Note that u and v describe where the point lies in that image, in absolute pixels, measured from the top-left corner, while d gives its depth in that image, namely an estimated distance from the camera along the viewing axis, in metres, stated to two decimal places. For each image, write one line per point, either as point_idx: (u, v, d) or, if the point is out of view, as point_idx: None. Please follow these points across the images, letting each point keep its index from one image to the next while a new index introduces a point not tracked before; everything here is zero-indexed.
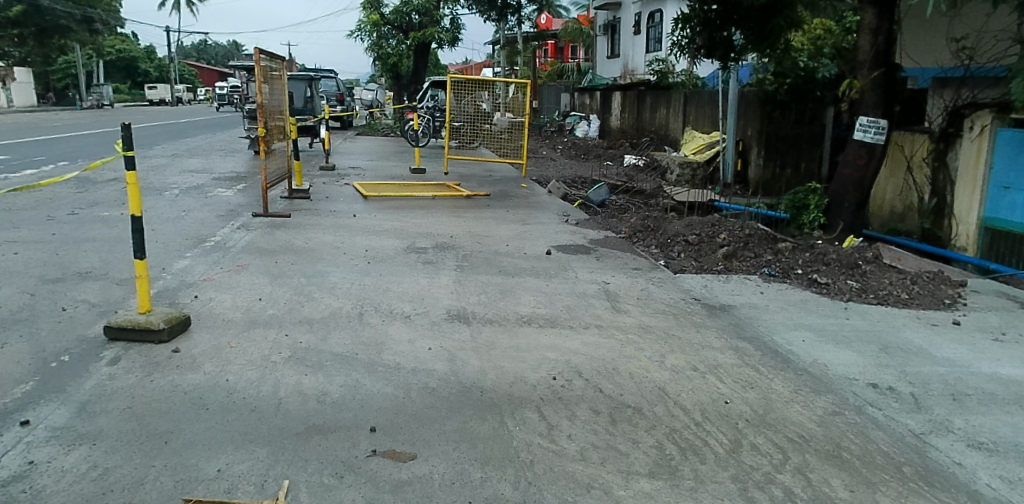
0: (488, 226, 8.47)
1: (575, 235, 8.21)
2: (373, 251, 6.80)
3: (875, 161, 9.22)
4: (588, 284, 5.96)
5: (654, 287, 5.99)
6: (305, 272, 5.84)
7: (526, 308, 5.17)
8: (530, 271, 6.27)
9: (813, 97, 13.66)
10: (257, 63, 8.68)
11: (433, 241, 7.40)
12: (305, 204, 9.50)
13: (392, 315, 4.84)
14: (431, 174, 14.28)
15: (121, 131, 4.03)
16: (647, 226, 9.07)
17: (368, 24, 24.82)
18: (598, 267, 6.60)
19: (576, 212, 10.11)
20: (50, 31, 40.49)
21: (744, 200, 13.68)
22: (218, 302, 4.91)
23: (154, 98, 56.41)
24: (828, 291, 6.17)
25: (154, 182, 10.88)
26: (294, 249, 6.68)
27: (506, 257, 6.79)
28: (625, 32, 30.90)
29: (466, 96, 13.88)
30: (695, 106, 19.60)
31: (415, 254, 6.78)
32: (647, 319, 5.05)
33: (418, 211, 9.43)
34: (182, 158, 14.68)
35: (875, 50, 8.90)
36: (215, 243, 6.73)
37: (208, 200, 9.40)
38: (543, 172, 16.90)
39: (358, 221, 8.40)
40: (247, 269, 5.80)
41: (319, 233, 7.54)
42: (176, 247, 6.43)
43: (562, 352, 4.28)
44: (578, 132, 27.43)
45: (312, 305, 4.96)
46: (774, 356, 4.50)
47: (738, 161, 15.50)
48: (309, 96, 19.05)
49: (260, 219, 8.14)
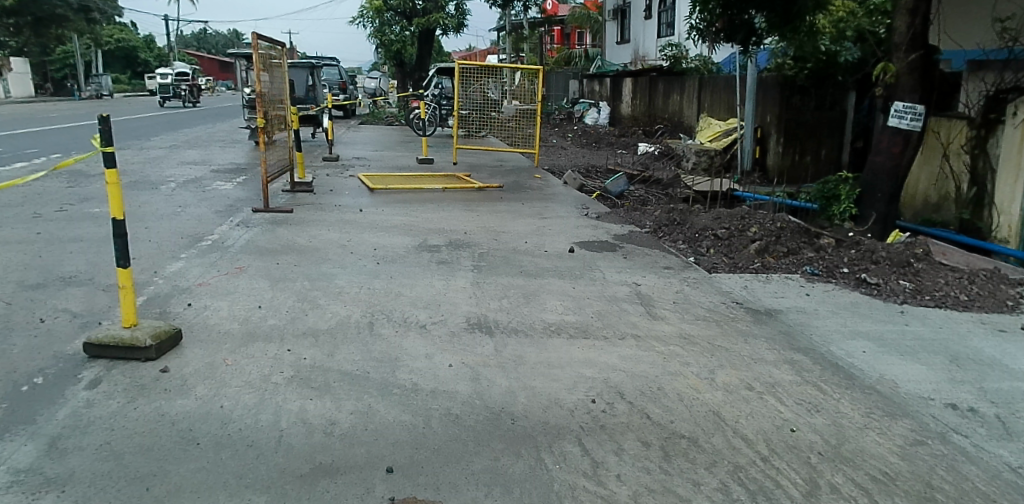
0: (504, 221, 7.99)
1: (597, 230, 7.73)
2: (382, 250, 6.33)
3: (912, 148, 8.60)
4: (617, 286, 5.47)
5: (690, 289, 5.51)
6: (309, 274, 5.39)
7: (553, 315, 4.70)
8: (552, 271, 5.79)
9: (833, 82, 13.58)
10: (254, 50, 8.12)
11: (447, 238, 6.93)
12: (308, 198, 9.05)
13: (406, 325, 4.37)
14: (440, 164, 13.81)
15: (100, 124, 3.60)
16: (672, 218, 8.60)
17: (371, 10, 24.38)
18: (626, 266, 6.10)
19: (595, 204, 9.61)
20: (47, 21, 39.90)
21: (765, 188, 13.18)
22: (213, 311, 4.46)
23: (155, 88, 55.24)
24: (879, 292, 5.69)
25: (151, 176, 10.45)
26: (297, 248, 6.23)
27: (526, 256, 6.32)
28: (635, 18, 30.24)
29: (474, 83, 13.35)
30: (710, 92, 19.04)
31: (428, 253, 6.31)
32: (687, 327, 4.57)
33: (428, 204, 8.97)
34: (182, 150, 14.25)
35: (912, 32, 8.28)
36: (212, 242, 6.30)
37: (207, 194, 8.95)
38: (556, 162, 16.39)
39: (365, 216, 7.94)
40: (246, 271, 5.36)
41: (324, 230, 7.07)
42: (170, 248, 5.99)
43: (599, 369, 3.80)
44: (587, 120, 26.88)
45: (317, 314, 4.50)
46: (835, 371, 4.01)
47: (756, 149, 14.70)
48: (310, 85, 18.54)
49: (261, 214, 7.70)
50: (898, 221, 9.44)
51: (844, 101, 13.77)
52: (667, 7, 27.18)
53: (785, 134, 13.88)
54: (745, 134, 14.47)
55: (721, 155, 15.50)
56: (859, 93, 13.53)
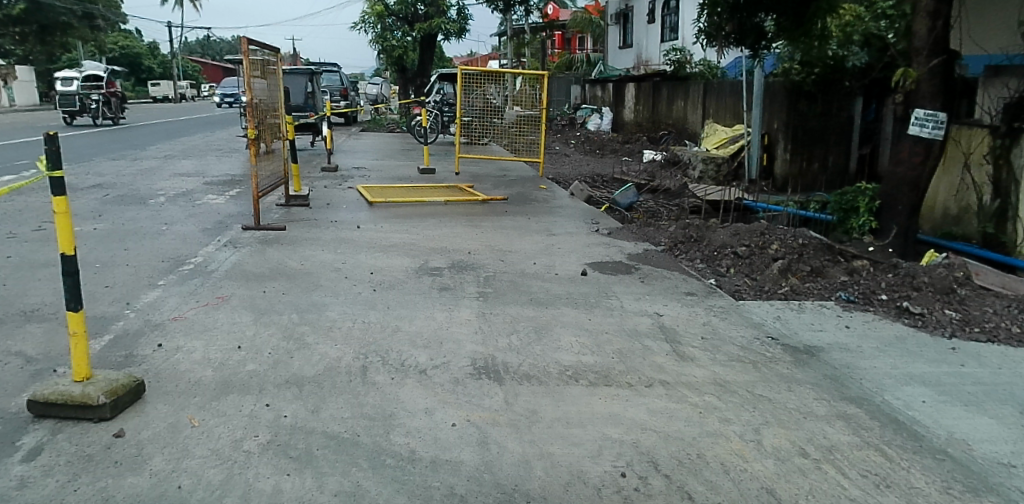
0: (510, 238, 7.48)
1: (609, 248, 7.21)
2: (380, 274, 5.81)
3: (934, 159, 8.00)
4: (637, 316, 4.95)
5: (718, 321, 4.99)
6: (298, 304, 4.86)
7: (569, 355, 4.17)
8: (566, 300, 5.26)
9: (841, 88, 12.99)
10: (244, 53, 7.57)
11: (450, 259, 6.42)
12: (303, 213, 8.53)
13: (403, 370, 3.84)
14: (441, 174, 13.31)
15: (46, 144, 3.03)
16: (687, 235, 8.07)
17: (372, 15, 23.79)
18: (645, 292, 5.58)
19: (605, 219, 9.10)
20: (51, 29, 39.59)
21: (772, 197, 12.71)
22: (186, 353, 3.93)
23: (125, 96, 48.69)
24: (924, 323, 5.17)
25: (140, 188, 9.93)
26: (286, 272, 5.71)
27: (535, 280, 5.81)
28: (638, 22, 29.79)
29: (476, 89, 12.91)
30: (716, 97, 18.57)
31: (430, 277, 5.79)
32: (723, 372, 4.05)
33: (427, 219, 8.46)
34: (176, 159, 13.75)
35: (934, 35, 7.72)
36: (195, 265, 5.78)
37: (196, 209, 8.45)
38: (560, 171, 15.88)
39: (362, 234, 7.41)
40: (229, 302, 4.83)
41: (317, 250, 6.56)
42: (148, 273, 5.47)
43: (627, 430, 3.27)
44: (590, 125, 26.39)
45: (304, 356, 3.97)
46: (896, 429, 3.50)
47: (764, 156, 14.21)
48: (309, 92, 17.91)
49: (250, 232, 7.19)
50: (918, 234, 8.93)
51: (851, 106, 13.23)
52: (670, 10, 26.75)
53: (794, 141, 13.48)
54: (751, 141, 13.98)
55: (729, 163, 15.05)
56: (866, 98, 13.01)
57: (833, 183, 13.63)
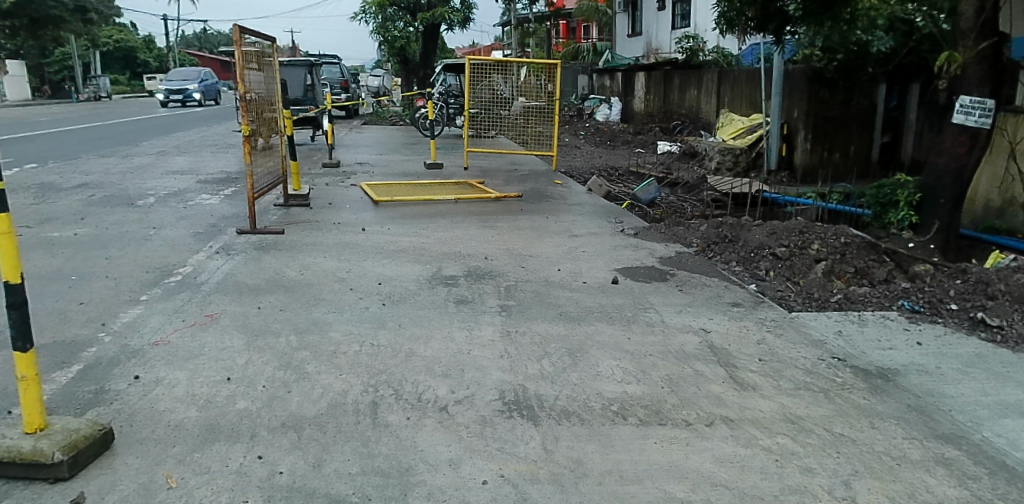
0: (528, 241, 6.90)
1: (638, 251, 6.62)
2: (389, 284, 5.25)
3: (980, 150, 7.24)
4: (681, 334, 4.38)
5: (774, 339, 4.44)
6: (298, 323, 4.31)
7: (612, 384, 3.60)
8: (598, 314, 4.69)
9: (864, 74, 12.67)
10: (238, 44, 6.94)
11: (465, 266, 5.86)
12: (305, 214, 7.96)
13: (420, 407, 3.28)
14: (448, 169, 12.73)
15: None
16: (720, 234, 7.49)
17: (373, 5, 22.95)
18: (685, 303, 5.00)
19: (629, 216, 8.52)
20: (44, 22, 38.72)
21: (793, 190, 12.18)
22: (167, 388, 3.38)
23: (105, 91, 45.84)
24: (1004, 337, 4.58)
25: (131, 189, 9.38)
26: (284, 284, 5.15)
27: (560, 290, 5.24)
28: (648, 10, 28.93)
29: (483, 81, 12.18)
30: (731, 86, 17.95)
31: (445, 288, 5.22)
32: (793, 405, 3.49)
33: (438, 220, 7.90)
34: (171, 156, 13.18)
35: (983, 16, 6.94)
36: (183, 276, 5.24)
37: (188, 211, 7.90)
38: (572, 164, 15.28)
39: (369, 237, 6.86)
40: (220, 321, 4.28)
41: (318, 257, 6.01)
42: (129, 287, 4.92)
43: (695, 488, 2.70)
44: (598, 116, 25.73)
45: (303, 390, 3.41)
46: (1015, 479, 2.91)
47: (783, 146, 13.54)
48: (309, 84, 17.35)
49: (248, 237, 6.64)
50: (961, 230, 8.28)
51: (873, 93, 12.89)
52: None
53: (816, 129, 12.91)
54: (770, 131, 13.27)
55: (747, 154, 14.48)
56: (889, 84, 12.74)
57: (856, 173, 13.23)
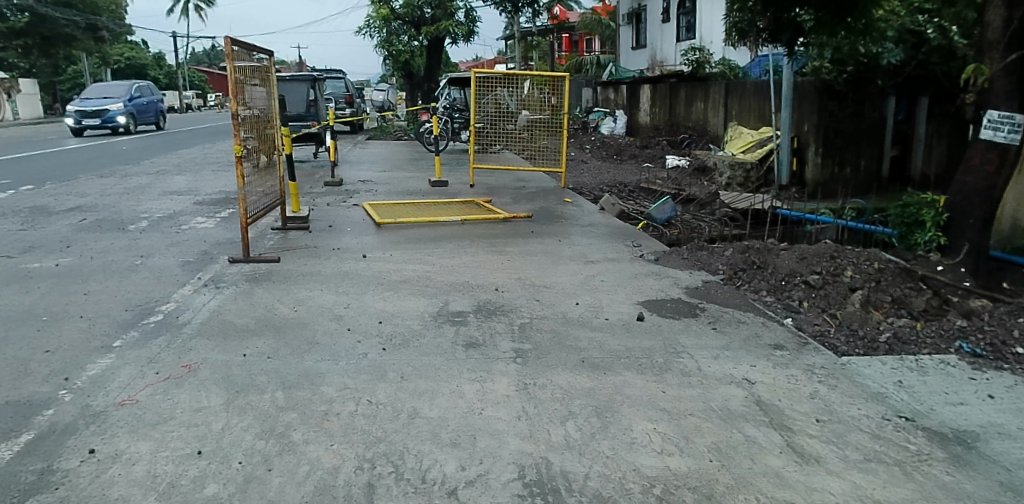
0: (541, 268, 6.38)
1: (662, 280, 6.08)
2: (391, 323, 4.71)
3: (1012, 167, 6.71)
4: (723, 387, 3.84)
5: (829, 393, 3.91)
6: (287, 374, 3.79)
7: (650, 457, 3.06)
8: (626, 360, 4.14)
9: (874, 87, 12.23)
10: (228, 62, 6.36)
11: (474, 299, 5.33)
12: (303, 239, 7.45)
13: (425, 492, 2.73)
14: (454, 187, 12.24)
15: None
16: (747, 260, 6.94)
17: (377, 19, 22.27)
18: (722, 346, 4.46)
19: (645, 239, 7.98)
20: (54, 40, 38.73)
21: (809, 206, 11.68)
22: (127, 465, 2.85)
23: None
24: None
25: (121, 211, 8.89)
26: (275, 324, 4.62)
27: (581, 328, 4.71)
28: (652, 21, 28.59)
29: (488, 93, 11.69)
30: (738, 98, 17.50)
31: (453, 327, 4.69)
32: (867, 486, 2.95)
33: (443, 244, 7.39)
34: (167, 175, 12.73)
35: (1012, 24, 6.33)
36: (165, 315, 4.72)
37: (178, 236, 7.40)
38: (581, 180, 14.77)
39: (369, 265, 6.35)
40: (200, 373, 3.76)
41: (314, 290, 5.49)
42: (103, 330, 4.40)
43: None
44: (603, 129, 25.23)
45: (287, 468, 2.86)
46: None
47: (793, 160, 12.95)
48: (312, 100, 16.78)
49: (239, 267, 6.12)
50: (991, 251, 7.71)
51: (883, 106, 12.52)
52: (687, 9, 25.68)
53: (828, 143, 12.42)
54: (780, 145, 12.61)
55: (758, 167, 13.89)
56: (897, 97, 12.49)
57: (865, 188, 12.80)
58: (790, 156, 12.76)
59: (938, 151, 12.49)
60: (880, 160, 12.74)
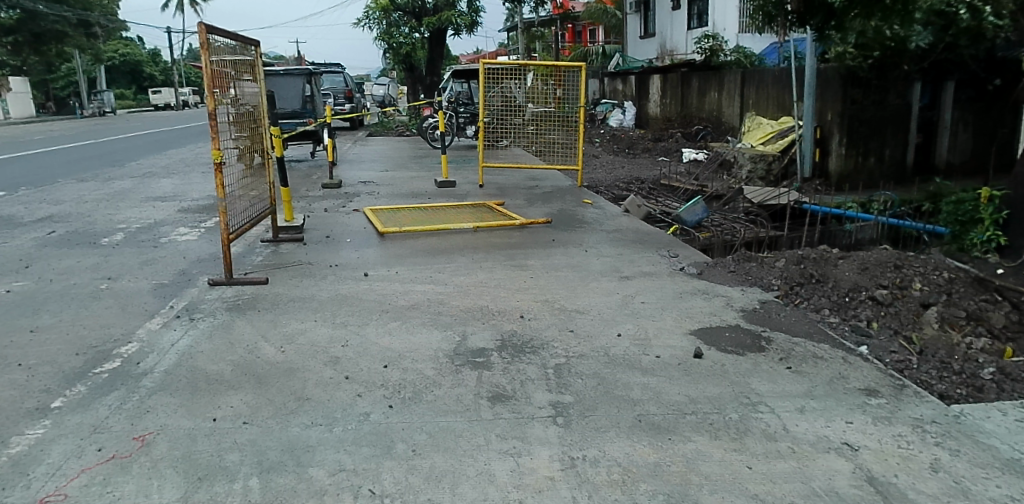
0: (569, 287, 5.56)
1: (711, 301, 5.26)
2: (399, 368, 3.90)
3: None
4: (820, 457, 3.02)
5: (954, 462, 3.05)
6: (262, 449, 2.98)
7: None
8: (692, 419, 3.32)
9: (901, 72, 11.35)
10: (205, 54, 5.49)
11: (496, 331, 4.52)
12: (298, 254, 6.63)
13: None
14: (461, 187, 11.42)
15: None
16: (803, 273, 6.05)
17: (377, 9, 21.31)
18: (803, 394, 3.65)
19: (680, 247, 7.14)
20: (45, 37, 38.01)
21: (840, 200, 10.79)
22: None
23: (107, 106, 44.77)
24: None
25: (99, 222, 8.11)
26: (257, 371, 3.81)
27: (628, 371, 3.88)
28: (661, 9, 27.53)
29: (496, 86, 10.86)
30: (756, 87, 16.59)
31: (473, 372, 3.86)
32: None
33: (454, 258, 6.58)
34: (156, 179, 11.93)
35: None
36: (120, 364, 3.93)
37: (155, 252, 6.59)
38: (595, 177, 13.92)
39: (371, 286, 5.56)
40: (151, 451, 2.94)
41: (307, 321, 4.68)
42: (42, 386, 3.62)
43: None
44: (611, 122, 24.19)
45: None
46: None
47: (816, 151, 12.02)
48: (308, 96, 15.90)
49: (220, 291, 5.34)
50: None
51: (909, 92, 11.66)
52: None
53: (852, 132, 11.52)
54: (803, 135, 11.68)
55: (780, 160, 13.08)
56: (923, 81, 11.66)
57: (890, 179, 11.95)
58: (814, 147, 11.83)
59: (962, 137, 12.08)
60: (905, 149, 11.93)
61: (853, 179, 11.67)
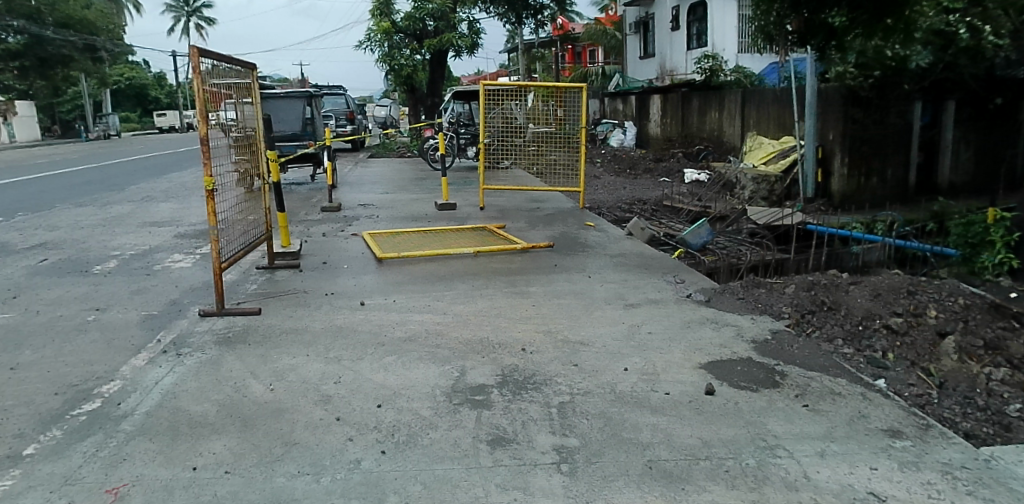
0: (573, 317, 5.36)
1: (720, 331, 5.05)
2: (393, 408, 3.69)
3: None
4: None
5: None
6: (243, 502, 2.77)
7: None
8: (706, 465, 3.10)
9: (901, 91, 11.20)
10: (197, 76, 5.31)
11: (497, 366, 4.30)
12: (293, 282, 6.43)
13: None
14: (462, 210, 11.26)
15: None
16: (814, 299, 5.81)
17: (378, 32, 21.48)
18: (822, 435, 3.44)
19: (685, 272, 6.94)
20: (51, 61, 38.32)
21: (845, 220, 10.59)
22: None
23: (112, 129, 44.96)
24: None
25: (92, 248, 7.94)
26: (243, 412, 3.61)
27: (636, 411, 3.67)
28: (661, 29, 27.58)
29: (496, 107, 10.74)
30: (756, 106, 16.50)
31: (472, 412, 3.64)
32: None
33: (454, 285, 6.38)
34: (154, 203, 11.80)
35: None
36: (100, 404, 3.72)
37: (147, 281, 6.40)
38: (597, 198, 13.77)
39: (367, 316, 5.36)
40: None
41: (299, 356, 4.48)
42: (16, 430, 3.41)
43: None
44: (611, 141, 24.23)
45: None
46: None
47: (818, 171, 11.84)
48: (308, 118, 15.81)
49: (211, 323, 5.15)
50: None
51: (909, 111, 11.50)
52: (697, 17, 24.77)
53: (852, 152, 11.33)
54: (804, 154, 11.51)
55: (783, 181, 12.91)
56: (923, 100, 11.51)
57: (892, 199, 11.76)
58: (816, 167, 11.65)
59: (963, 156, 11.92)
60: (906, 168, 11.76)
61: (855, 199, 11.48)
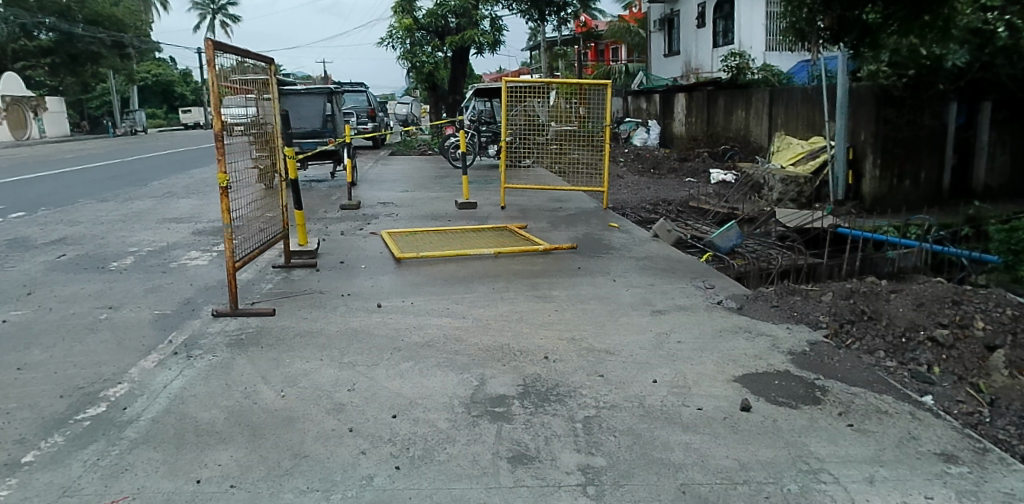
0: (597, 323, 5.13)
1: (754, 341, 4.79)
2: (408, 419, 3.49)
3: None
4: None
5: None
6: None
7: None
8: (744, 490, 2.86)
9: (938, 91, 10.77)
10: (210, 69, 5.14)
11: (518, 375, 4.09)
12: (310, 281, 6.28)
13: None
14: (483, 209, 11.06)
15: None
16: (852, 308, 5.52)
17: (400, 29, 21.30)
18: (870, 458, 3.18)
19: (714, 277, 6.67)
20: (81, 58, 38.96)
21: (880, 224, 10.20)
22: None
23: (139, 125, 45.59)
24: None
25: (111, 244, 7.86)
26: (252, 420, 3.44)
27: (666, 427, 3.43)
28: (686, 27, 27.17)
29: (519, 105, 10.51)
30: (784, 105, 16.09)
31: (492, 426, 3.43)
32: None
33: (473, 287, 6.18)
34: (175, 199, 11.78)
35: None
36: (106, 409, 3.58)
37: (163, 278, 6.29)
38: (620, 198, 13.49)
39: (384, 318, 5.19)
40: None
41: (313, 360, 4.31)
42: (19, 435, 3.28)
43: None
44: (634, 141, 23.98)
45: None
46: None
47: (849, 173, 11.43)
48: (328, 115, 15.71)
49: (224, 323, 5.00)
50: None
51: (945, 111, 11.06)
52: (723, 14, 24.34)
53: (886, 154, 10.92)
54: (836, 155, 11.10)
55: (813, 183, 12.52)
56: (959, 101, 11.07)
57: (925, 203, 11.33)
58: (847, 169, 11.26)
59: (1000, 160, 11.47)
60: (940, 171, 11.32)
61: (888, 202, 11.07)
